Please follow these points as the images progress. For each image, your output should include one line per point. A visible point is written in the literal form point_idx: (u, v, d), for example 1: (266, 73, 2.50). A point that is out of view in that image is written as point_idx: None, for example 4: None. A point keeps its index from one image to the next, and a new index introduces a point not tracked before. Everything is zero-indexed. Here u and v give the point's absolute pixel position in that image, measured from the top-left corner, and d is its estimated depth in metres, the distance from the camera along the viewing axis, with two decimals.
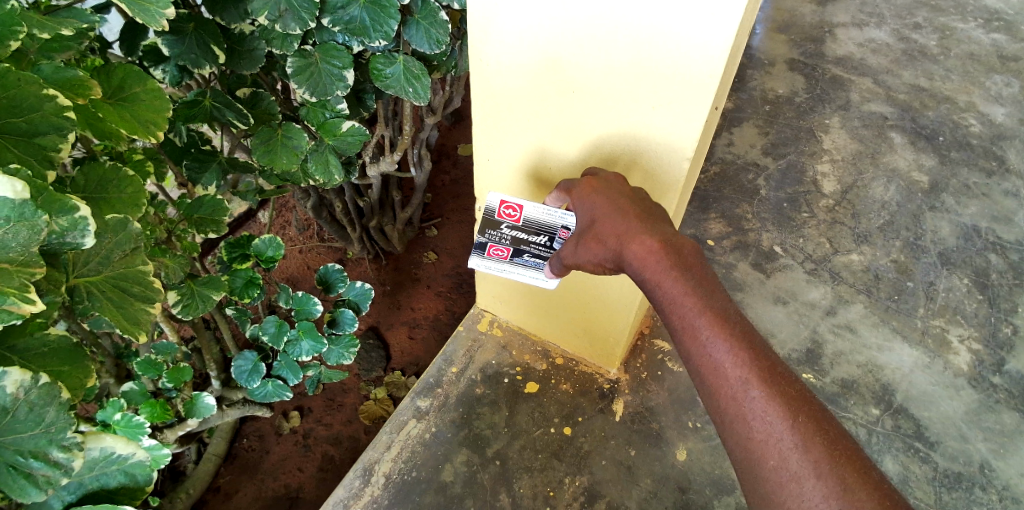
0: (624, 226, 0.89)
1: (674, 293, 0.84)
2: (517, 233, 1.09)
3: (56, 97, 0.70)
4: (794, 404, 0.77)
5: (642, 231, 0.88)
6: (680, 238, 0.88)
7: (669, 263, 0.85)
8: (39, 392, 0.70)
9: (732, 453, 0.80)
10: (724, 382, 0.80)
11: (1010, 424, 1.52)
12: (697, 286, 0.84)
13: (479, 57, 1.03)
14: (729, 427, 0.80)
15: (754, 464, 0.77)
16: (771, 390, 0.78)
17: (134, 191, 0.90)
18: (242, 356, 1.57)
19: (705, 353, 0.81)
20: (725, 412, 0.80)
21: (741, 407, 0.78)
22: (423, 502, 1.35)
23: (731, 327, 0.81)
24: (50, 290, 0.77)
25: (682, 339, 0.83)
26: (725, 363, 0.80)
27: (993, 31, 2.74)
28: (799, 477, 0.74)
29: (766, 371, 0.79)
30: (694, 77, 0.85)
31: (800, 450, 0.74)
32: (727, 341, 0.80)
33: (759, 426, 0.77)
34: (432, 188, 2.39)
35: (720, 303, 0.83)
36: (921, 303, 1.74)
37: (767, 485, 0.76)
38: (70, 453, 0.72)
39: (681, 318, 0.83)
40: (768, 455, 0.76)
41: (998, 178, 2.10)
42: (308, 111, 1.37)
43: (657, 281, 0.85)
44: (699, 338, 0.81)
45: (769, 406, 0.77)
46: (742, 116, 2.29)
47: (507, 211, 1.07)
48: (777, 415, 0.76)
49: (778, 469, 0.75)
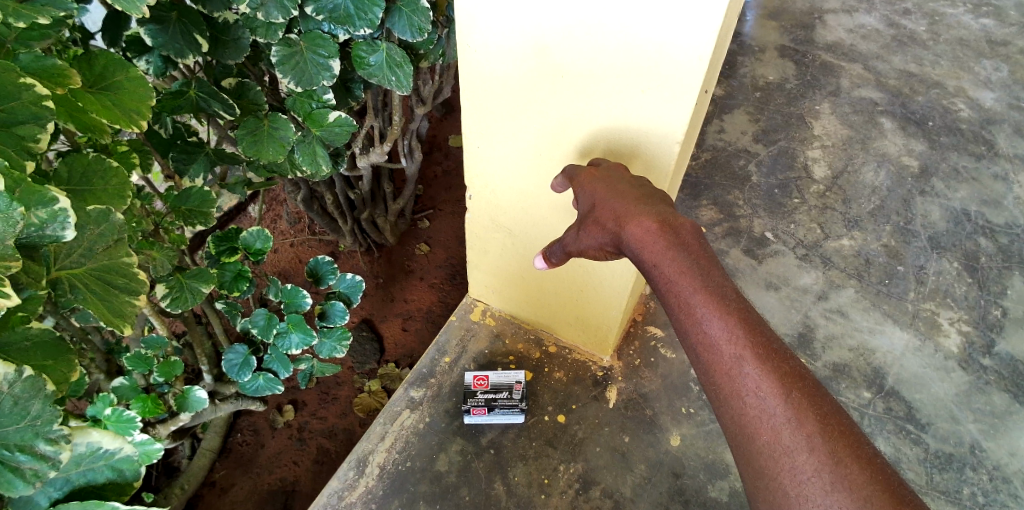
0: (624, 208, 0.90)
1: (670, 272, 0.84)
2: (488, 395, 1.43)
3: (35, 86, 0.69)
4: (788, 380, 0.77)
5: (639, 212, 0.88)
6: (680, 219, 0.88)
7: (668, 243, 0.85)
8: (23, 384, 0.70)
9: (729, 428, 0.81)
10: (719, 359, 0.80)
11: (1000, 405, 1.53)
12: (691, 265, 0.83)
13: (467, 43, 1.02)
14: (724, 404, 0.80)
15: (748, 438, 0.78)
16: (766, 367, 0.78)
17: (119, 183, 0.89)
18: (233, 349, 1.55)
19: (702, 331, 0.81)
20: (722, 389, 0.80)
21: (736, 383, 0.79)
22: (417, 492, 1.34)
23: (727, 305, 0.81)
24: (29, 283, 0.76)
25: (680, 317, 0.84)
26: (721, 342, 0.80)
27: (982, 16, 2.75)
28: (790, 450, 0.74)
29: (762, 348, 0.79)
30: (684, 59, 0.84)
31: (792, 425, 0.75)
32: (725, 318, 0.80)
33: (752, 403, 0.77)
34: (424, 179, 2.38)
35: (717, 282, 0.83)
36: (912, 286, 1.75)
37: (760, 459, 0.76)
38: (57, 445, 0.71)
39: (678, 297, 0.84)
40: (761, 430, 0.76)
41: (988, 162, 2.11)
42: (295, 101, 1.34)
43: (654, 261, 0.85)
44: (696, 317, 0.82)
45: (764, 383, 0.77)
46: (733, 103, 2.29)
47: (478, 381, 1.46)
48: (770, 391, 0.77)
49: (771, 444, 0.75)
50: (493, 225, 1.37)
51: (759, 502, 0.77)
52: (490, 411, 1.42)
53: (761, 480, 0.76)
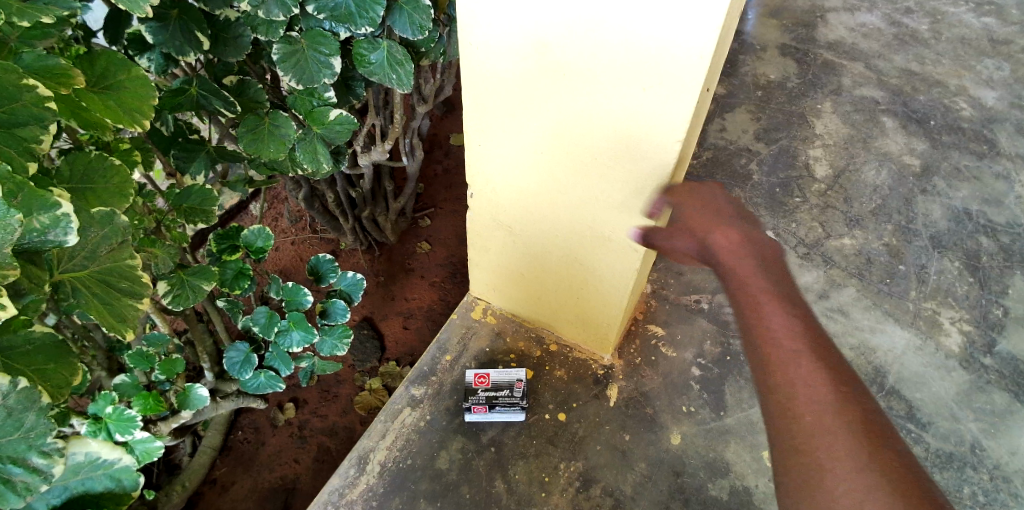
0: (710, 212, 0.94)
1: (745, 270, 0.87)
2: (489, 393, 1.43)
3: (37, 87, 0.68)
4: (838, 376, 0.78)
5: (722, 218, 0.93)
6: (762, 232, 0.93)
7: (747, 246, 0.90)
8: (18, 396, 0.70)
9: (768, 413, 0.80)
10: (775, 348, 0.81)
11: (1001, 404, 1.53)
12: (767, 269, 0.88)
13: (468, 40, 1.02)
14: (768, 389, 0.80)
15: (788, 422, 0.77)
16: (821, 362, 0.79)
17: (121, 182, 0.89)
18: (234, 347, 1.56)
19: (764, 320, 0.83)
20: (771, 374, 0.80)
21: (787, 369, 0.79)
22: (418, 490, 1.35)
23: (792, 306, 0.84)
24: (31, 288, 0.76)
25: (742, 308, 0.86)
26: (782, 333, 0.81)
27: (984, 15, 2.74)
28: (834, 433, 0.74)
29: (819, 347, 0.81)
30: (684, 55, 0.84)
31: (840, 413, 0.75)
32: (791, 314, 0.83)
33: (802, 388, 0.77)
34: (425, 178, 2.38)
35: (787, 288, 0.86)
36: (913, 285, 1.75)
37: (800, 440, 0.75)
38: (50, 459, 0.72)
39: (745, 289, 0.86)
40: (806, 412, 0.76)
41: (989, 161, 2.11)
42: (296, 98, 1.35)
43: (732, 260, 0.89)
44: (761, 307, 0.84)
45: (818, 373, 0.78)
46: (734, 102, 2.29)
47: (478, 379, 1.46)
48: (821, 381, 0.77)
49: (814, 427, 0.75)
50: (494, 223, 1.37)
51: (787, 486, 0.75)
52: (492, 410, 1.42)
53: (796, 459, 0.75)
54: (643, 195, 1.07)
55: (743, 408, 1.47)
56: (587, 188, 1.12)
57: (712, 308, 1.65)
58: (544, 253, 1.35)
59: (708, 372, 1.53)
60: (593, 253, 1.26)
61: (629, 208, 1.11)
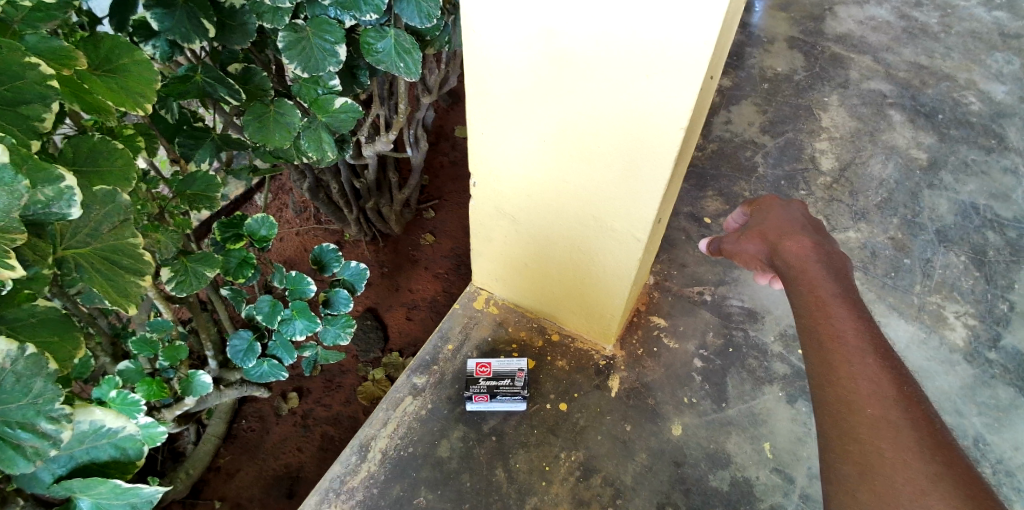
0: (789, 231, 1.13)
1: (818, 275, 1.04)
2: (490, 382, 1.44)
3: (40, 65, 0.68)
4: (900, 374, 0.89)
5: (800, 234, 1.11)
6: (837, 252, 1.10)
7: (820, 259, 1.06)
8: (26, 362, 0.67)
9: (829, 407, 0.89)
10: (844, 346, 0.93)
11: (1006, 399, 1.53)
12: (837, 278, 1.03)
13: (472, 27, 1.02)
14: (833, 383, 0.90)
15: (851, 411, 0.86)
16: (884, 363, 0.91)
17: (125, 165, 0.89)
18: (238, 335, 1.57)
19: (831, 322, 0.96)
20: (836, 369, 0.91)
21: (852, 367, 0.91)
22: (419, 477, 1.35)
23: (860, 311, 0.98)
24: (35, 260, 0.74)
25: (811, 311, 0.99)
26: (848, 335, 0.94)
27: (995, 9, 2.72)
28: (894, 423, 0.83)
29: (882, 350, 0.93)
30: (689, 43, 0.84)
31: (900, 407, 0.85)
32: (858, 319, 0.96)
33: (864, 383, 0.88)
34: (429, 169, 2.38)
35: (855, 298, 1.00)
36: (918, 279, 1.74)
37: (859, 428, 0.84)
38: (59, 424, 0.68)
39: (818, 296, 1.00)
40: (868, 404, 0.86)
41: (998, 155, 2.10)
42: (300, 87, 1.33)
43: (806, 266, 1.06)
44: (829, 313, 0.97)
45: (880, 372, 0.89)
46: (740, 94, 2.27)
47: (479, 368, 1.47)
48: (884, 378, 0.88)
49: (875, 416, 0.84)
50: (497, 212, 1.36)
51: (846, 466, 0.83)
52: (493, 399, 1.43)
53: (856, 445, 0.84)
54: (645, 184, 1.06)
55: (745, 399, 1.47)
56: (591, 177, 1.12)
57: (714, 300, 1.64)
58: (547, 242, 1.35)
59: (710, 364, 1.52)
60: (596, 241, 1.26)
61: (632, 196, 1.10)
